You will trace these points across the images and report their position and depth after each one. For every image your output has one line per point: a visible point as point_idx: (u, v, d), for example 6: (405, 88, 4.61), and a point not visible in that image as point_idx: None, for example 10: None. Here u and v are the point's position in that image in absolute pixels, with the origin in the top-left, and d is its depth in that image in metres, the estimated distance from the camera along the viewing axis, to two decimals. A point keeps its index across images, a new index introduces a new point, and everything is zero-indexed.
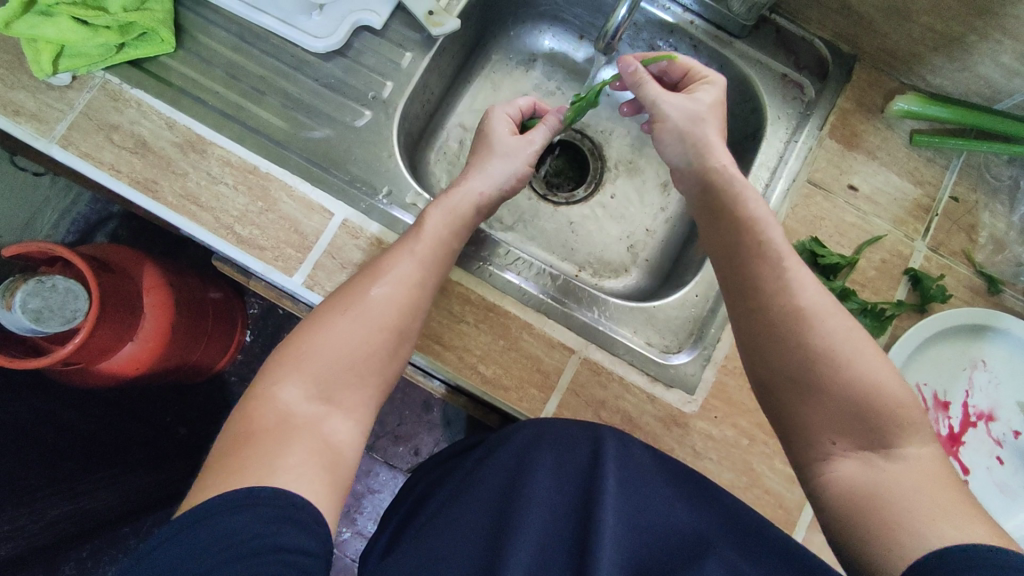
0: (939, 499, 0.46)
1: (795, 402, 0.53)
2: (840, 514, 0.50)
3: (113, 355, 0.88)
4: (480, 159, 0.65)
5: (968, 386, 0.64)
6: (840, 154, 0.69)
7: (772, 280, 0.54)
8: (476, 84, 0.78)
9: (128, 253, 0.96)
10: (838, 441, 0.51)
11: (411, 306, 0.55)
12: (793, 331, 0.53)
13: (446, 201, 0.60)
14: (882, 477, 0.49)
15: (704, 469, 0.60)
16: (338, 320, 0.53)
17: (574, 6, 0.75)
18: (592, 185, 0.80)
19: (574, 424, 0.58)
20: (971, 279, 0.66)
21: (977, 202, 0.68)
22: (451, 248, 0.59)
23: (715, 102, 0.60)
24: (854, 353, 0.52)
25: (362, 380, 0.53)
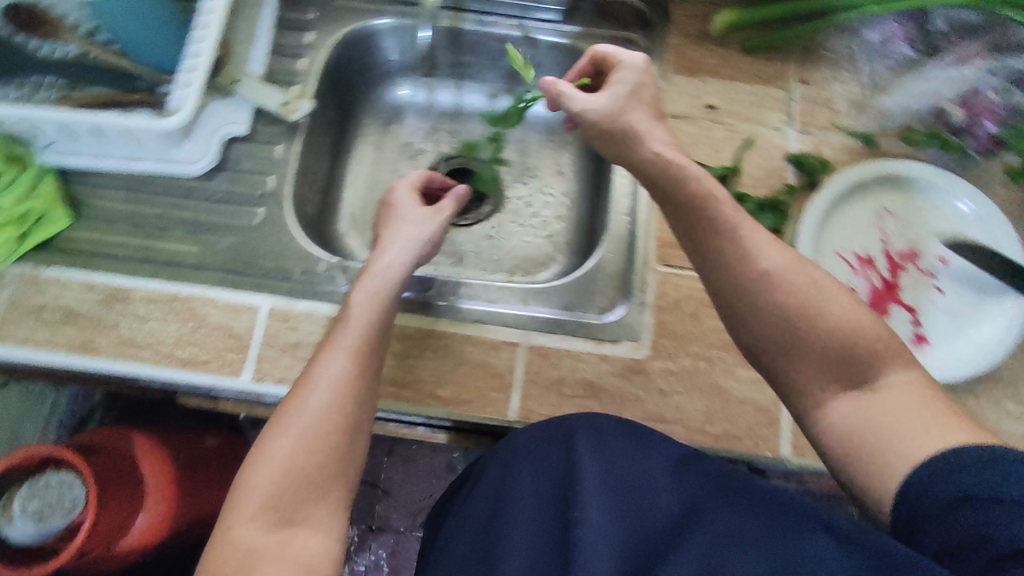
0: (920, 415, 0.48)
1: (781, 362, 0.54)
2: (838, 453, 0.51)
3: (126, 532, 0.89)
4: (386, 238, 0.67)
5: (883, 235, 0.67)
6: (688, 84, 0.74)
7: (735, 247, 0.55)
8: (358, 151, 0.84)
9: (113, 431, 0.95)
10: (826, 386, 0.52)
11: (349, 403, 0.57)
12: (765, 291, 0.53)
13: (366, 283, 0.62)
14: (872, 414, 0.50)
15: (677, 404, 0.62)
16: (281, 440, 0.54)
17: (417, 54, 0.82)
18: (495, 197, 0.84)
19: (542, 425, 0.59)
20: (846, 142, 0.70)
21: (825, 77, 0.73)
22: (377, 329, 0.61)
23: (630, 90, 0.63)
24: (824, 300, 0.53)
25: (322, 491, 0.54)
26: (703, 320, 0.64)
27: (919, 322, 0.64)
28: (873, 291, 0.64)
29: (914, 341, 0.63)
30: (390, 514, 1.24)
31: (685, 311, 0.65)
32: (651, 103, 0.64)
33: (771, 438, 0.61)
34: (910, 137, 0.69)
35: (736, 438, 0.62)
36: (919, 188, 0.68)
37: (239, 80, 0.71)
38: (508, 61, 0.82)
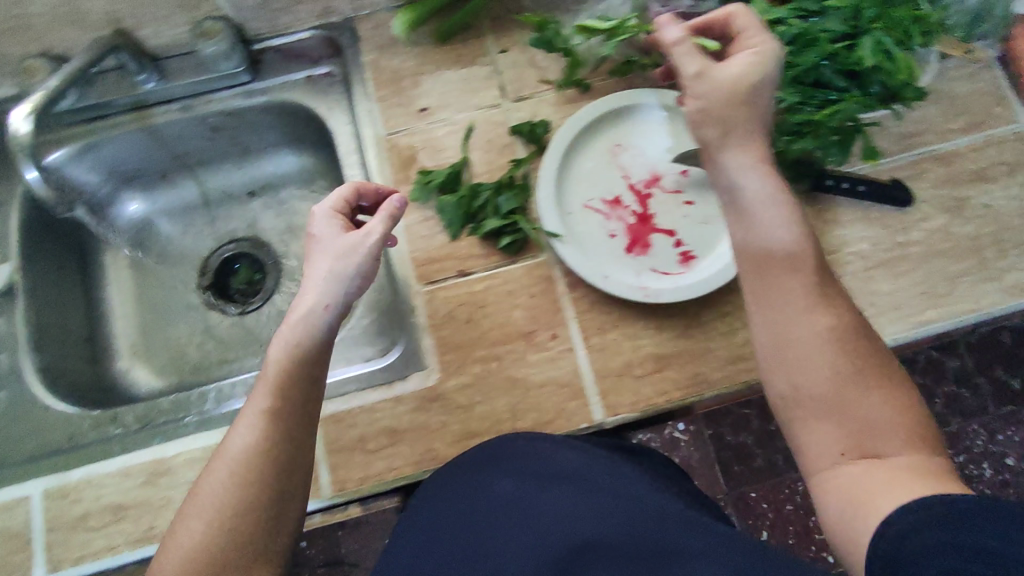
0: (915, 487, 0.42)
1: (810, 418, 0.47)
2: (834, 507, 0.45)
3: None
4: (304, 273, 0.55)
5: (623, 171, 0.66)
6: (394, 93, 0.70)
7: (784, 296, 0.49)
8: (114, 280, 0.78)
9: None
10: (844, 450, 0.46)
11: (268, 470, 0.49)
12: (818, 352, 0.48)
13: (284, 333, 0.53)
14: (874, 478, 0.44)
15: (483, 412, 0.61)
16: (192, 523, 0.47)
17: (130, 165, 0.77)
18: (276, 270, 0.81)
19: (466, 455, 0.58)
20: (562, 94, 0.69)
21: (522, 38, 0.70)
22: (299, 386, 0.52)
23: (738, 81, 0.52)
24: (869, 383, 0.47)
25: (246, 570, 0.47)
26: (480, 323, 0.63)
27: (680, 243, 0.64)
28: (626, 232, 0.64)
29: (681, 262, 0.64)
30: None
31: (460, 320, 0.63)
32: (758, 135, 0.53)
33: (581, 409, 0.61)
34: (613, 69, 0.67)
35: (548, 422, 0.61)
36: (640, 113, 0.67)
37: None
38: (225, 134, 0.76)
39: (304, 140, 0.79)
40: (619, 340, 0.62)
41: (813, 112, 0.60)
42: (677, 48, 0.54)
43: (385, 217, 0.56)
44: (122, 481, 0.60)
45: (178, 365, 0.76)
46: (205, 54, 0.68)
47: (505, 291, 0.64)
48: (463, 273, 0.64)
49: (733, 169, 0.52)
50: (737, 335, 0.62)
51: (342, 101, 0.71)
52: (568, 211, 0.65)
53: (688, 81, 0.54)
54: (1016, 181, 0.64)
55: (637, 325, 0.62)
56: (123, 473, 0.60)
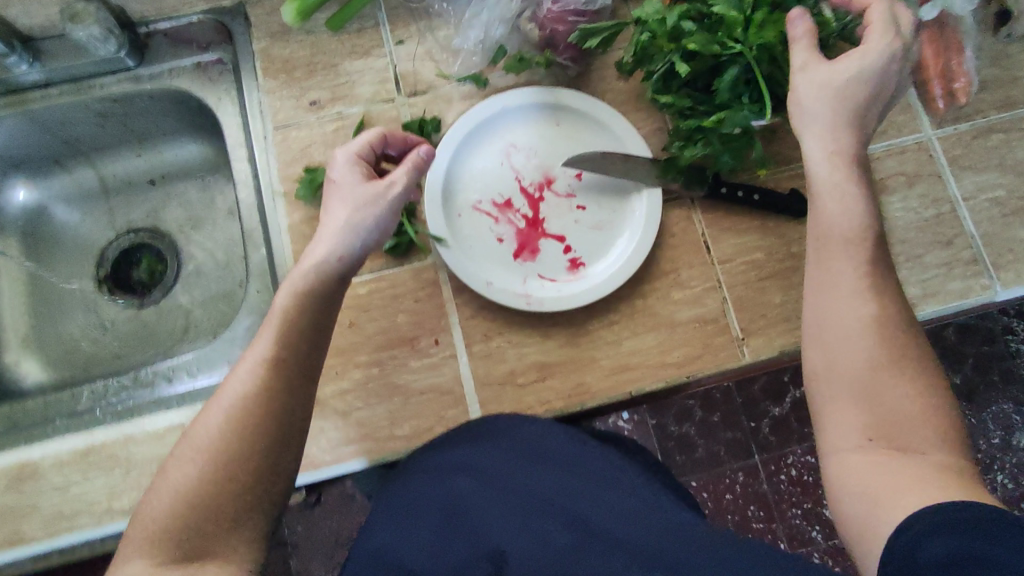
0: (940, 485, 0.41)
1: (838, 394, 0.47)
2: (853, 489, 0.44)
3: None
4: (322, 218, 0.53)
5: (514, 172, 0.64)
6: (285, 86, 0.67)
7: (839, 283, 0.48)
8: (4, 272, 0.75)
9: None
10: (867, 435, 0.45)
11: (264, 421, 0.46)
12: (862, 339, 0.46)
13: (296, 279, 0.50)
14: (898, 472, 0.42)
15: (361, 419, 0.59)
16: (185, 466, 0.45)
17: (16, 150, 0.73)
18: (177, 261, 0.78)
19: (461, 433, 0.55)
20: (459, 89, 0.66)
21: (419, 30, 0.68)
22: (310, 340, 0.49)
23: (832, 94, 0.49)
24: (913, 380, 0.46)
25: (237, 516, 0.45)
26: (362, 327, 0.61)
27: (570, 248, 0.63)
28: (515, 236, 0.63)
29: (569, 268, 0.63)
30: None
31: (342, 324, 0.61)
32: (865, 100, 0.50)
33: (462, 417, 0.60)
34: (507, 66, 0.63)
35: (427, 430, 0.59)
36: (535, 112, 0.65)
37: None
38: (115, 120, 0.73)
39: (203, 128, 0.76)
40: (503, 347, 0.61)
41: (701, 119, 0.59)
42: (794, 42, 0.52)
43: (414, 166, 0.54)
44: None
45: (70, 360, 0.73)
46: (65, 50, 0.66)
47: (391, 295, 0.62)
48: None
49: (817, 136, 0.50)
50: (623, 345, 0.61)
51: (234, 90, 0.69)
52: (456, 214, 0.63)
53: (792, 73, 0.51)
54: (915, 192, 0.63)
55: (521, 332, 0.61)
56: None
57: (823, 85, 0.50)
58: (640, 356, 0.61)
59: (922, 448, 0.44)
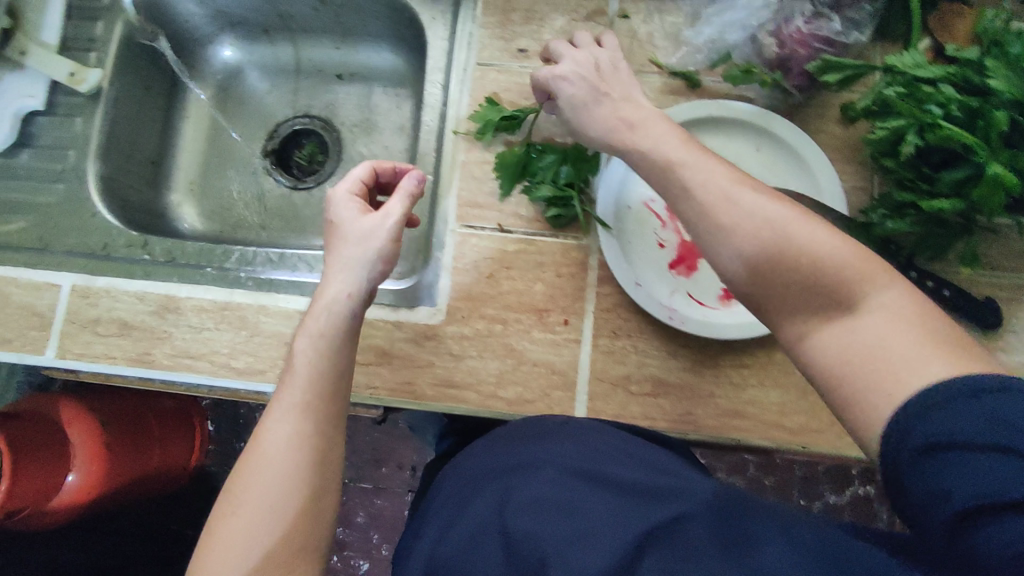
0: (911, 339, 0.37)
1: (770, 300, 0.42)
2: (832, 393, 0.40)
3: (57, 491, 1.00)
4: (329, 262, 0.55)
5: None
6: (499, 25, 0.67)
7: (680, 195, 0.45)
8: (192, 115, 0.81)
9: (45, 396, 1.06)
10: (806, 319, 0.41)
11: (308, 466, 0.48)
12: (716, 232, 0.43)
13: (308, 325, 0.52)
14: (854, 339, 0.39)
15: (469, 368, 0.61)
16: (232, 519, 0.46)
17: (236, 9, 0.77)
18: (337, 157, 0.81)
19: (508, 439, 0.55)
20: (668, 82, 0.64)
21: (647, 10, 0.66)
22: (336, 369, 0.52)
23: (572, 100, 0.54)
24: (785, 225, 0.41)
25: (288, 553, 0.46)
26: (499, 282, 0.62)
27: None
28: (679, 247, 0.61)
29: (721, 298, 0.60)
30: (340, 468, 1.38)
31: (482, 273, 0.62)
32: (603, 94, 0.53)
33: (565, 401, 0.60)
34: (729, 75, 0.60)
35: (528, 401, 0.60)
36: (740, 131, 0.62)
37: (28, 51, 0.68)
38: (328, 11, 0.76)
39: (402, 42, 0.78)
40: (627, 350, 0.60)
41: (923, 196, 0.54)
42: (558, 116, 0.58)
43: (414, 190, 0.56)
44: (136, 303, 0.64)
45: (224, 216, 0.79)
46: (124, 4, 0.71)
47: (535, 261, 0.62)
48: (501, 228, 0.63)
49: (584, 138, 0.54)
50: (746, 391, 0.59)
51: (450, 14, 0.69)
52: (627, 206, 0.62)
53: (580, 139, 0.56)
54: None
55: (650, 341, 0.60)
56: (139, 297, 0.64)
57: (572, 97, 0.55)
58: (758, 409, 0.59)
59: (859, 291, 0.39)
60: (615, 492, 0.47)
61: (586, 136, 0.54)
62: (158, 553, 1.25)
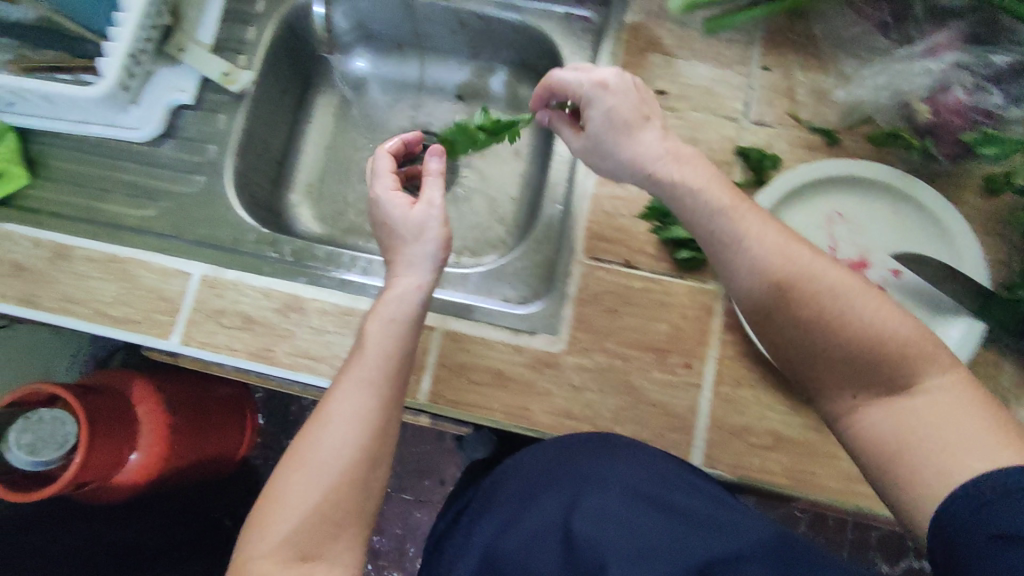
0: (967, 428, 0.44)
1: (826, 373, 0.49)
2: (878, 464, 0.47)
3: (123, 466, 1.03)
4: (393, 257, 0.58)
5: (831, 241, 0.62)
6: (639, 65, 0.69)
7: (735, 260, 0.50)
8: (316, 119, 0.83)
9: (119, 372, 1.12)
10: (860, 394, 0.48)
11: (369, 441, 0.52)
12: (790, 307, 0.49)
13: (382, 310, 0.56)
14: (911, 420, 0.46)
15: (587, 401, 0.61)
16: (296, 479, 0.51)
17: (375, 24, 0.79)
18: (451, 175, 0.83)
19: (566, 448, 0.59)
20: (805, 137, 0.64)
21: (790, 64, 0.66)
22: (401, 356, 0.55)
23: (608, 119, 0.55)
24: (854, 306, 0.47)
25: (338, 520, 0.51)
26: (622, 317, 0.62)
27: None
28: None
29: None
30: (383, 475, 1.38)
31: (606, 307, 0.63)
32: (643, 114, 0.54)
33: (681, 444, 0.60)
34: (872, 135, 0.62)
35: (642, 439, 0.60)
36: (878, 194, 0.62)
37: (186, 48, 0.71)
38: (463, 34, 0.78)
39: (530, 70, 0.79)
40: (749, 400, 0.60)
41: None
42: (572, 137, 0.61)
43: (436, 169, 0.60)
44: (261, 299, 0.65)
45: (336, 221, 0.81)
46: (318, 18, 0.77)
47: (661, 300, 0.62)
48: (628, 264, 0.64)
49: (609, 165, 0.57)
50: None
51: (590, 51, 0.71)
52: None
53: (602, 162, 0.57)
54: None
55: (772, 394, 0.59)
56: (265, 293, 0.65)
57: (608, 113, 0.55)
58: None
59: (919, 375, 0.46)
60: (670, 515, 0.55)
61: (610, 163, 0.56)
62: (200, 543, 1.24)
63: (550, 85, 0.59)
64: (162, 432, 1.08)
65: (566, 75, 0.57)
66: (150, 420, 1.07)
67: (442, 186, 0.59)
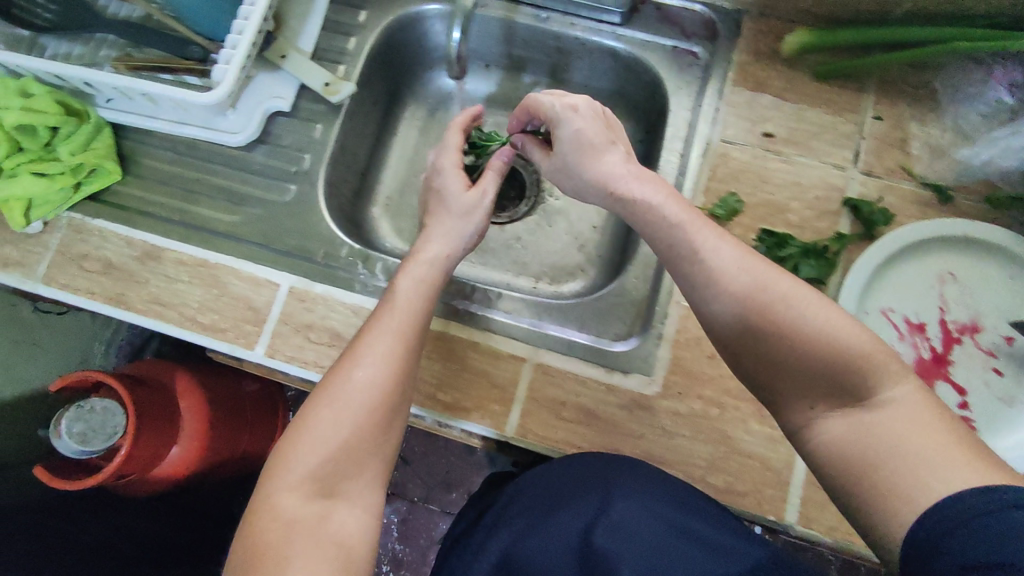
0: (927, 445, 0.42)
1: (787, 385, 0.49)
2: (843, 480, 0.45)
3: (163, 460, 1.00)
4: (430, 225, 0.67)
5: (941, 302, 0.61)
6: (747, 105, 0.67)
7: (699, 273, 0.52)
8: (403, 131, 0.82)
9: (162, 366, 1.10)
10: (817, 407, 0.48)
11: (392, 385, 0.58)
12: (740, 315, 0.50)
13: (413, 269, 0.63)
14: (870, 433, 0.44)
15: (679, 447, 0.60)
16: (324, 415, 0.56)
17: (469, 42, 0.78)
18: (534, 199, 0.82)
19: (579, 464, 0.59)
20: (918, 192, 0.63)
21: (903, 115, 0.65)
22: (424, 312, 0.62)
23: (574, 144, 0.60)
24: (803, 316, 0.48)
25: (357, 453, 0.56)
26: (721, 364, 0.61)
27: (965, 403, 0.58)
28: (917, 363, 0.59)
29: None
30: (410, 483, 1.32)
31: (703, 352, 0.62)
32: (608, 138, 0.59)
33: (776, 499, 0.59)
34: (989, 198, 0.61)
35: (736, 492, 0.59)
36: (994, 258, 0.61)
37: (288, 55, 0.70)
38: (559, 59, 0.76)
39: (625, 101, 0.77)
40: None
41: None
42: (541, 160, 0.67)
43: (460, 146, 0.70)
44: (350, 317, 0.65)
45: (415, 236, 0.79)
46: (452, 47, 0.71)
47: None
48: None
49: (575, 185, 0.63)
50: None
51: (696, 88, 0.70)
52: (865, 311, 0.61)
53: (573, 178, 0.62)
54: None
55: None
56: (355, 311, 0.65)
57: (577, 134, 0.60)
58: None
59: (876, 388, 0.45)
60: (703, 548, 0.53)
61: (575, 182, 0.62)
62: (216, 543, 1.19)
63: (529, 108, 0.64)
64: (202, 425, 1.06)
65: (545, 100, 0.63)
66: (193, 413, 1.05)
67: (497, 178, 0.69)
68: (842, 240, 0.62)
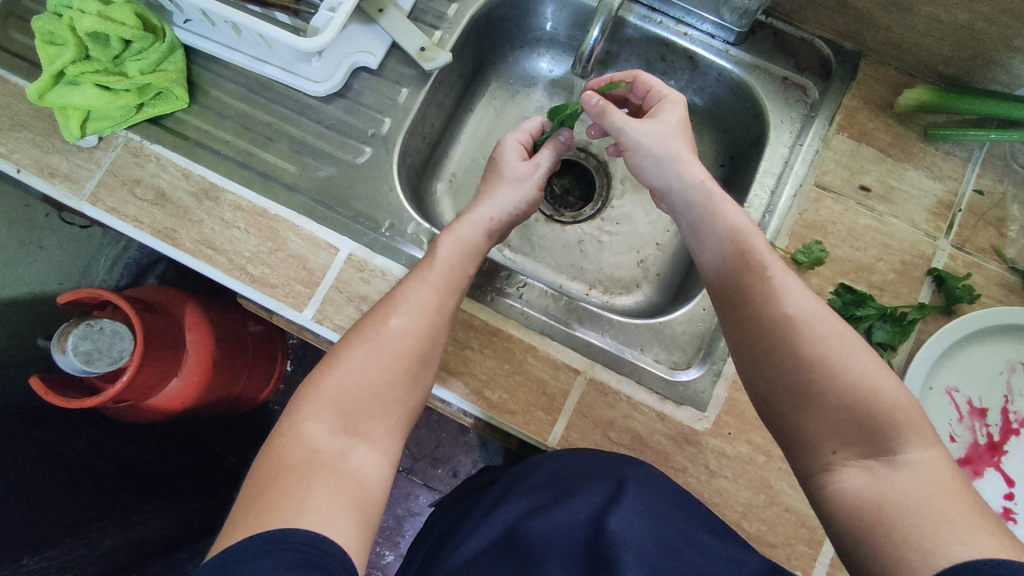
0: (949, 513, 0.41)
1: (818, 428, 0.47)
2: (856, 531, 0.44)
3: (159, 392, 0.89)
4: (486, 184, 0.63)
5: (1007, 391, 0.60)
6: (849, 154, 0.65)
7: (758, 289, 0.50)
8: (478, 110, 0.79)
9: (172, 292, 0.96)
10: (838, 450, 0.46)
11: (427, 337, 0.54)
12: (786, 339, 0.48)
13: (455, 231, 0.59)
14: (889, 489, 0.43)
15: (720, 488, 0.59)
16: (355, 351, 0.52)
17: (571, 28, 0.74)
18: (600, 202, 0.79)
19: (592, 459, 0.57)
20: (1004, 276, 0.61)
21: (1005, 195, 0.64)
22: (465, 277, 0.58)
23: (679, 122, 0.58)
24: (848, 357, 0.47)
25: (377, 397, 0.51)
26: None
27: (1012, 496, 0.58)
28: (969, 448, 0.59)
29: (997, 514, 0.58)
30: None
31: None
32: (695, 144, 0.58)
33: (808, 559, 0.57)
34: None
35: (768, 543, 0.58)
36: None
37: (385, 10, 0.67)
38: (660, 67, 0.75)
39: (720, 120, 0.76)
40: None
41: None
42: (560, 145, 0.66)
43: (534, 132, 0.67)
44: None
45: None
46: (585, 44, 0.60)
47: None
48: None
49: (658, 155, 0.56)
50: None
51: (800, 125, 0.68)
52: (931, 387, 0.59)
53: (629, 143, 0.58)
54: None
55: None
56: None
57: (680, 119, 0.58)
58: None
59: (903, 446, 0.45)
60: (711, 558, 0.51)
61: (654, 157, 0.57)
62: (207, 473, 1.08)
63: (634, 80, 0.63)
64: (208, 359, 0.95)
65: (652, 79, 0.62)
66: (201, 345, 0.94)
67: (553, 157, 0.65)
68: (923, 311, 0.59)
